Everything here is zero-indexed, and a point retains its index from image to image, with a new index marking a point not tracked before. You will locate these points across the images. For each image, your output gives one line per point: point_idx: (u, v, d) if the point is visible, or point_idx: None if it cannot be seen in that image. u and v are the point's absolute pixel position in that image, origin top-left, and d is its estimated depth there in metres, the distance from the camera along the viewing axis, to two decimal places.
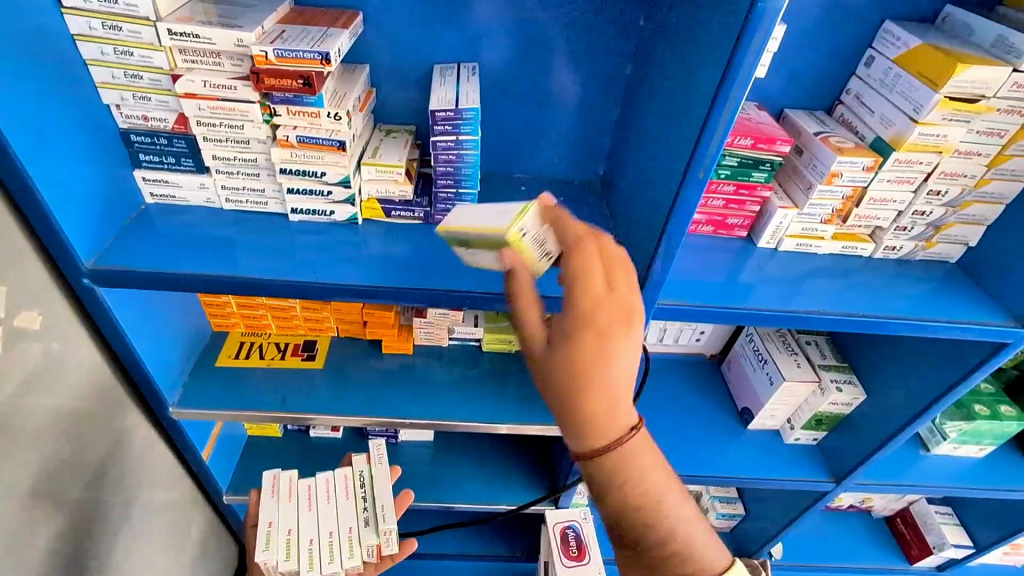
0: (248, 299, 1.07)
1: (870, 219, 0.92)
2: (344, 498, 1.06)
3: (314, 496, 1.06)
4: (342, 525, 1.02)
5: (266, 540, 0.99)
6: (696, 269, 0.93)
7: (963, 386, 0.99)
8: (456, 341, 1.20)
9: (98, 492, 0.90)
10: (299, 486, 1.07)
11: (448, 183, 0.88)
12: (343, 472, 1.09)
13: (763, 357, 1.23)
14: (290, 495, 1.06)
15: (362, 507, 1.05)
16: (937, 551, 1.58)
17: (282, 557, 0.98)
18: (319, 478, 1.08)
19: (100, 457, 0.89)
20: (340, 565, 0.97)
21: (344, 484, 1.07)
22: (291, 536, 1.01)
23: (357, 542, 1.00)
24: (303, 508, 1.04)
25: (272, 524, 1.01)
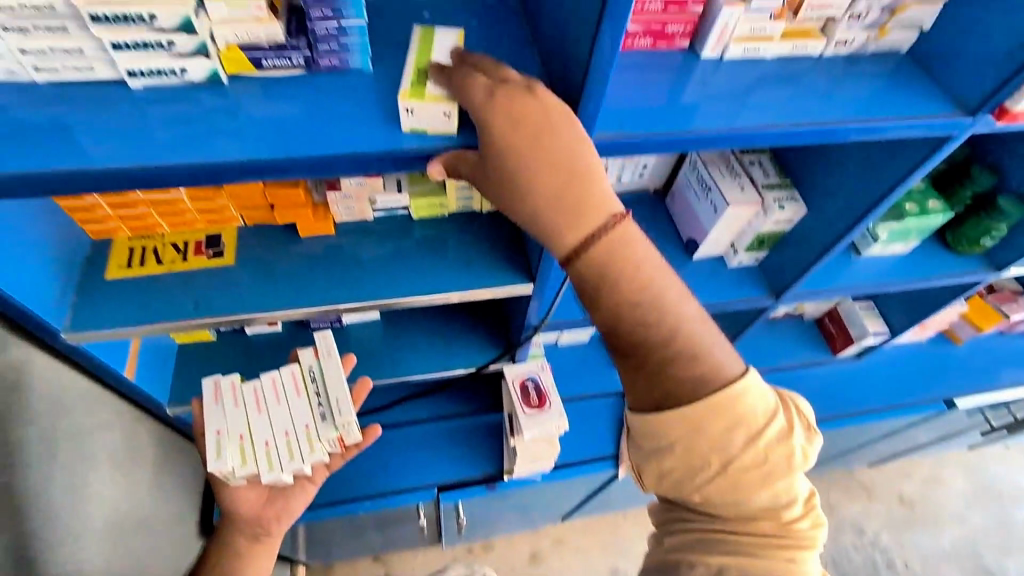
0: (121, 198, 0.88)
1: (823, 8, 0.82)
2: (296, 397, 1.01)
3: (263, 399, 1.01)
4: (298, 424, 1.00)
5: (217, 449, 0.96)
6: (636, 93, 0.81)
7: (901, 187, 0.98)
8: (382, 213, 1.08)
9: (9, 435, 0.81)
10: (243, 390, 1.02)
11: (325, 14, 0.69)
12: (291, 370, 1.03)
13: (707, 185, 1.17)
14: (235, 400, 1.01)
15: (316, 402, 1.01)
16: (858, 341, 1.76)
17: (238, 463, 0.96)
18: (264, 380, 1.02)
19: None
20: (302, 462, 0.97)
21: (293, 381, 1.03)
22: (244, 441, 0.97)
23: (316, 438, 0.98)
24: (251, 412, 1.00)
25: (221, 432, 0.97)
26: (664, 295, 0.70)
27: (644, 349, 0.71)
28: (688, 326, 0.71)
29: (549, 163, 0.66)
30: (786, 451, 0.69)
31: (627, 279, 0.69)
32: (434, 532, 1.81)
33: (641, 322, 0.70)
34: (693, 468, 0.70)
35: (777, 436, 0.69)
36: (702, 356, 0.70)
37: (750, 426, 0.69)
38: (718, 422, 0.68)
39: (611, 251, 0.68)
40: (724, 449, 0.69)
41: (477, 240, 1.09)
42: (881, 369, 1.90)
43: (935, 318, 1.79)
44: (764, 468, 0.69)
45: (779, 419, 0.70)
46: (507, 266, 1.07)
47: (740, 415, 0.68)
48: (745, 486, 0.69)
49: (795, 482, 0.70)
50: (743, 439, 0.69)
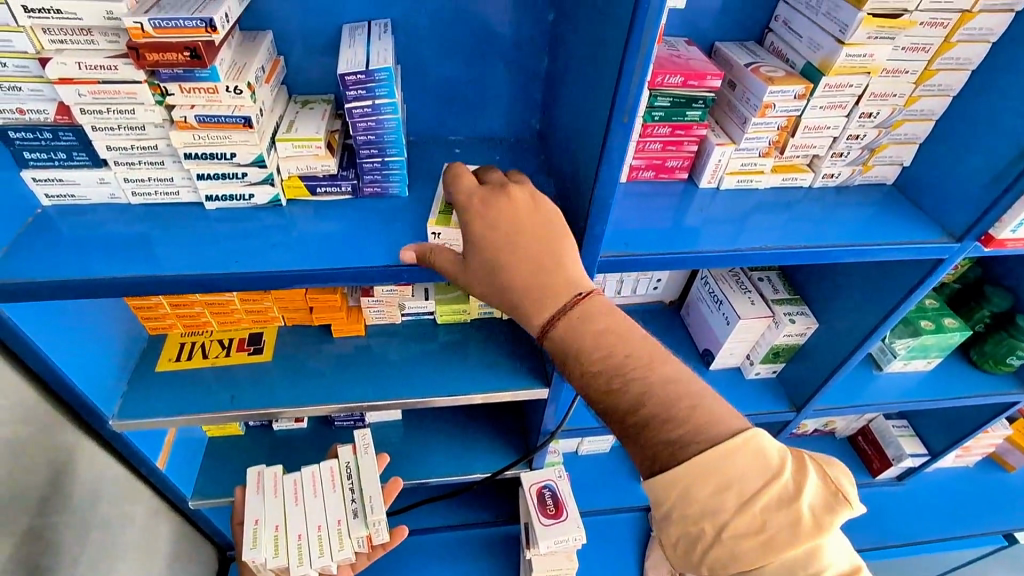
0: (181, 298, 1.00)
1: (807, 148, 0.92)
2: (331, 491, 1.03)
3: (301, 491, 1.03)
4: (330, 518, 1.01)
5: (253, 539, 0.97)
6: (641, 217, 0.91)
7: (905, 305, 1.01)
8: (410, 317, 1.16)
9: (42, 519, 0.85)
10: (284, 481, 1.05)
11: (372, 152, 0.84)
12: (328, 465, 1.06)
13: (718, 298, 1.23)
14: (276, 491, 1.03)
15: (349, 498, 1.03)
16: (896, 463, 1.67)
17: (270, 555, 0.96)
18: (304, 472, 1.05)
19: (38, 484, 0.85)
20: (330, 558, 0.97)
21: (330, 476, 1.05)
22: (279, 532, 0.99)
23: (346, 535, 0.99)
24: (289, 502, 1.02)
25: (258, 522, 0.99)
26: (631, 363, 0.62)
27: (618, 417, 0.62)
28: (660, 384, 0.60)
29: (515, 245, 0.68)
30: (792, 517, 0.54)
31: (590, 351, 0.64)
32: None
33: (608, 388, 0.62)
34: (690, 533, 0.57)
35: (779, 500, 0.55)
36: (679, 418, 0.58)
37: (743, 489, 0.55)
38: (703, 486, 0.56)
39: (573, 326, 0.65)
40: (715, 514, 0.56)
41: (496, 344, 1.15)
42: (928, 495, 1.76)
43: (978, 440, 1.70)
44: (765, 536, 0.54)
45: (784, 476, 0.55)
46: (524, 371, 1.11)
47: (728, 477, 0.55)
48: (748, 560, 0.54)
49: (819, 548, 0.53)
50: (735, 505, 0.55)
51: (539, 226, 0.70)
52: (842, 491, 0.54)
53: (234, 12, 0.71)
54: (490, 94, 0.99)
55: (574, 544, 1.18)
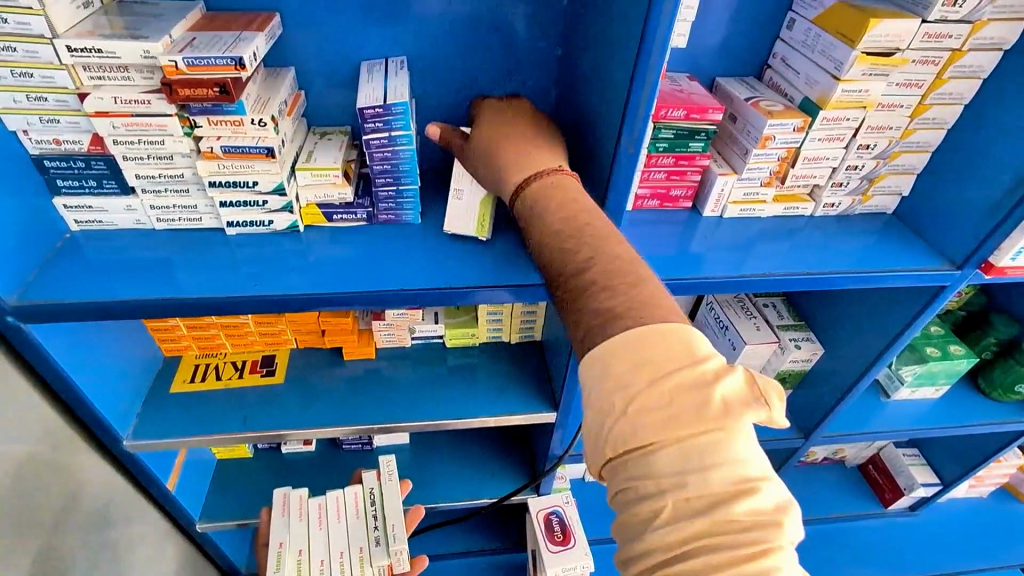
0: (198, 320, 1.02)
1: (807, 178, 0.94)
2: (355, 518, 1.03)
3: (325, 516, 1.04)
4: (352, 545, 1.00)
5: (277, 561, 0.97)
6: (646, 244, 0.93)
7: (910, 332, 1.02)
8: (419, 340, 1.18)
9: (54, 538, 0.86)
10: (309, 505, 1.06)
11: (387, 181, 0.87)
12: (353, 490, 1.06)
13: (724, 324, 1.24)
14: (302, 515, 1.04)
15: (373, 526, 1.02)
16: (908, 493, 1.64)
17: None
18: (328, 497, 1.06)
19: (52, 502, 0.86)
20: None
21: (355, 502, 1.05)
22: (302, 557, 0.98)
23: (368, 562, 0.97)
24: (313, 528, 1.03)
25: (282, 544, 0.99)
26: (586, 227, 0.64)
27: (563, 278, 0.62)
28: (616, 255, 0.60)
29: (514, 135, 0.80)
30: (700, 400, 0.50)
31: (552, 215, 0.67)
32: None
33: (560, 250, 0.64)
34: (601, 408, 0.53)
35: (696, 382, 0.51)
36: (619, 289, 0.57)
37: (658, 365, 0.51)
38: (621, 359, 0.53)
39: (542, 193, 0.70)
40: (626, 388, 0.52)
41: (504, 367, 1.17)
42: (943, 527, 1.73)
43: (991, 470, 1.67)
44: (670, 413, 0.51)
45: (706, 363, 0.52)
46: (532, 394, 1.12)
47: (648, 350, 0.52)
48: (649, 436, 0.51)
49: (725, 442, 0.50)
50: (648, 380, 0.52)
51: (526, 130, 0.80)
52: (763, 397, 0.50)
53: (262, 51, 0.76)
54: None
55: (583, 571, 1.17)
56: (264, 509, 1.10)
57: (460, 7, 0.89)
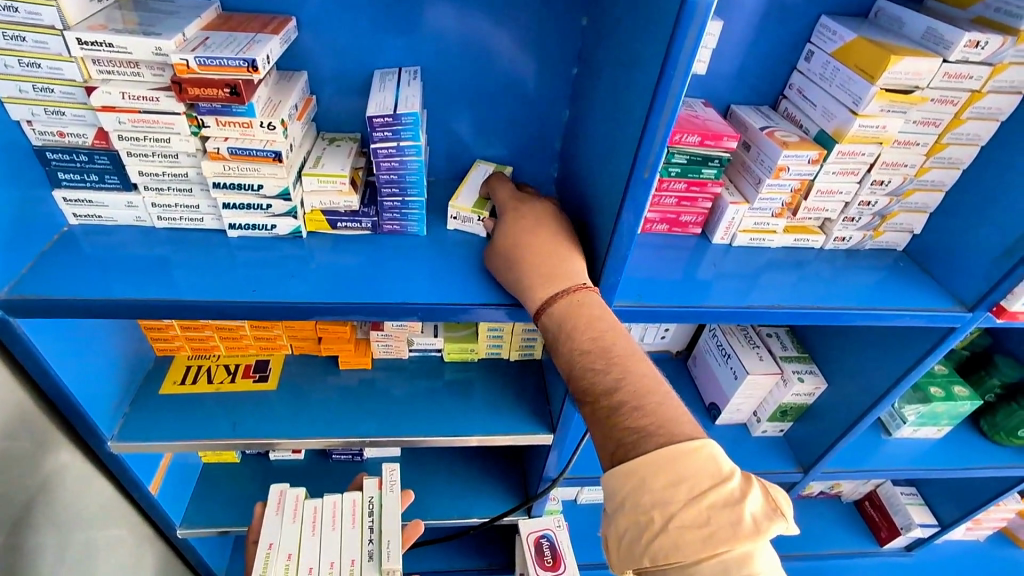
0: (191, 321, 1.00)
1: (819, 211, 0.93)
2: (350, 527, 0.95)
3: (319, 521, 0.96)
4: (343, 557, 0.90)
5: (264, 563, 0.89)
6: (654, 269, 0.92)
7: (917, 372, 1.00)
8: (417, 353, 1.16)
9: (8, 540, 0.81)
10: (306, 506, 0.98)
11: (393, 191, 0.86)
12: (351, 497, 0.98)
13: (726, 351, 1.24)
14: (295, 515, 0.97)
15: (367, 537, 0.93)
16: (905, 532, 1.62)
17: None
18: (326, 501, 0.98)
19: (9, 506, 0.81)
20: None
21: (352, 509, 0.97)
22: (290, 561, 0.90)
23: None
24: (306, 532, 0.94)
25: (272, 546, 0.91)
26: (614, 348, 0.69)
27: (593, 396, 0.67)
28: (637, 375, 0.66)
29: (534, 236, 0.81)
30: (734, 518, 0.54)
31: (581, 333, 0.71)
32: None
33: (591, 369, 0.68)
34: (641, 521, 0.58)
35: (726, 500, 0.55)
36: (649, 409, 0.62)
37: (694, 483, 0.56)
38: (659, 477, 0.57)
39: (569, 307, 0.73)
40: (665, 505, 0.56)
41: (501, 385, 1.15)
42: (938, 568, 1.70)
43: (989, 513, 1.65)
44: (707, 531, 0.54)
45: (732, 481, 0.56)
46: (528, 415, 1.10)
47: (683, 470, 0.56)
48: (685, 551, 0.55)
49: (754, 555, 0.53)
50: (685, 497, 0.56)
51: (546, 227, 0.82)
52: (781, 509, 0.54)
53: (275, 54, 0.75)
54: (510, 141, 1.02)
55: None
56: (259, 504, 1.03)
57: (477, 21, 0.88)
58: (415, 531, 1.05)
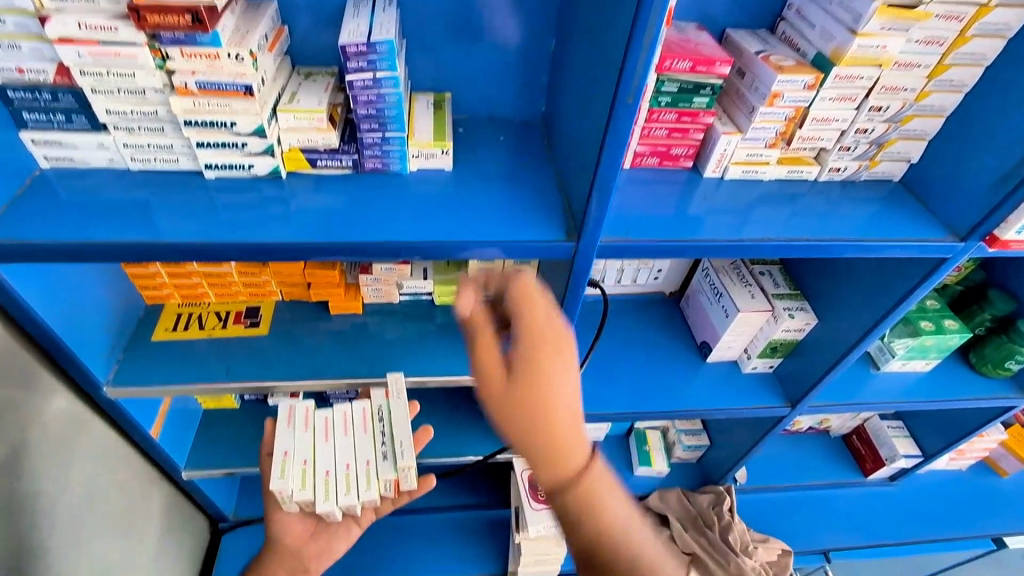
0: (179, 267, 1.00)
1: (814, 140, 0.91)
2: (362, 432, 1.05)
3: (331, 429, 1.05)
4: (359, 458, 1.02)
5: (282, 469, 0.98)
6: (644, 204, 0.90)
7: (905, 304, 1.00)
8: (408, 297, 1.16)
9: (16, 482, 0.83)
10: (316, 417, 1.07)
11: (372, 126, 0.83)
12: (361, 406, 1.07)
13: (719, 290, 1.25)
14: (307, 425, 1.05)
15: (380, 441, 1.04)
16: (889, 463, 1.67)
17: (297, 487, 0.98)
18: (335, 410, 1.07)
19: (10, 451, 0.82)
20: (355, 496, 0.98)
21: (362, 418, 1.06)
22: (307, 466, 1.00)
23: (373, 476, 1.00)
24: (319, 439, 1.03)
25: (288, 453, 1.00)
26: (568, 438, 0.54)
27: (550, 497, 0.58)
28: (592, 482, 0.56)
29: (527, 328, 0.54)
30: None
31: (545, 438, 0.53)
32: None
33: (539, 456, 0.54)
34: None
35: None
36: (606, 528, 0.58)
37: None
38: None
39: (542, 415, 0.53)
40: None
41: None
42: (919, 496, 1.78)
43: (972, 443, 1.70)
44: None
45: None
46: None
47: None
48: None
49: None
50: None
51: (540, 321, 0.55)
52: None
53: None
54: (496, 74, 0.97)
55: (564, 528, 1.21)
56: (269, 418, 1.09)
57: None
58: (426, 437, 1.10)
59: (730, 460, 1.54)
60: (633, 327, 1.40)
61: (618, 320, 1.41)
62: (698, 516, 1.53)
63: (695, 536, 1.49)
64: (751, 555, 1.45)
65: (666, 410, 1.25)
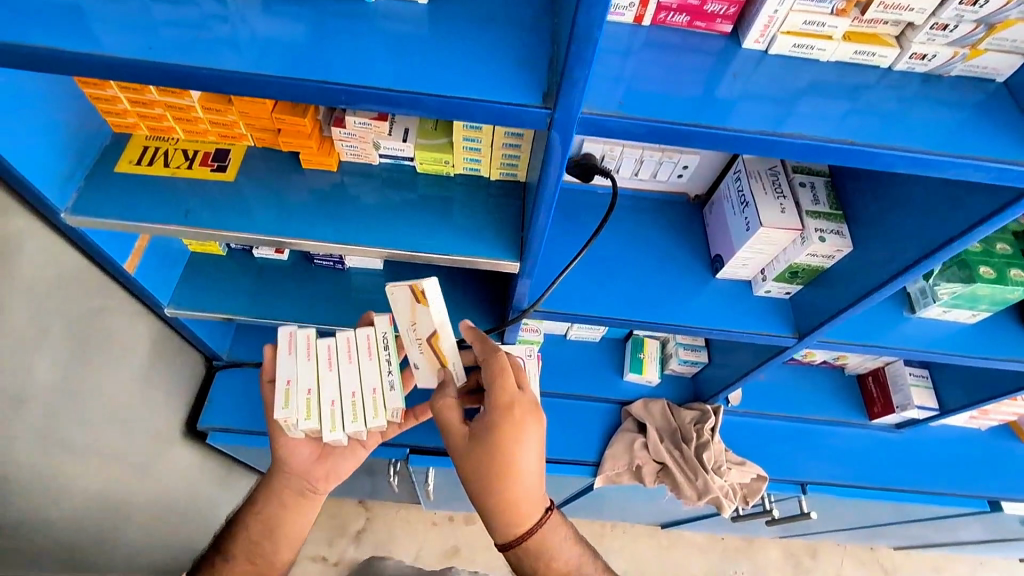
0: (138, 95, 0.91)
1: (899, 10, 0.70)
2: (367, 360, 0.98)
3: (335, 357, 0.99)
4: (365, 386, 0.97)
5: (286, 398, 0.97)
6: (655, 75, 0.73)
7: (961, 242, 0.82)
8: (388, 159, 1.05)
9: None
10: (318, 345, 1.00)
11: None
12: (365, 332, 1.00)
13: (745, 200, 1.08)
14: (308, 353, 1.00)
15: (386, 368, 0.98)
16: (899, 411, 1.56)
17: (303, 417, 0.96)
18: (338, 338, 1.00)
19: None
20: (363, 424, 0.96)
21: (366, 345, 1.00)
22: (311, 396, 0.97)
23: (381, 405, 0.96)
24: (322, 368, 0.99)
25: (291, 382, 0.97)
26: None
27: None
28: None
29: None
30: None
31: None
32: (407, 488, 1.86)
33: None
34: None
35: None
36: None
37: None
38: None
39: None
40: None
41: (478, 206, 1.05)
42: (922, 448, 1.69)
43: (1000, 406, 1.55)
44: None
45: None
46: (501, 239, 1.01)
47: None
48: None
49: None
50: None
51: None
52: None
53: None
54: None
55: None
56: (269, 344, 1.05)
57: None
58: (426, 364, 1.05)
59: (723, 381, 1.46)
60: (643, 229, 1.26)
61: (628, 219, 1.27)
62: (677, 430, 1.51)
63: (669, 448, 1.48)
64: (722, 475, 1.44)
65: (658, 322, 1.15)
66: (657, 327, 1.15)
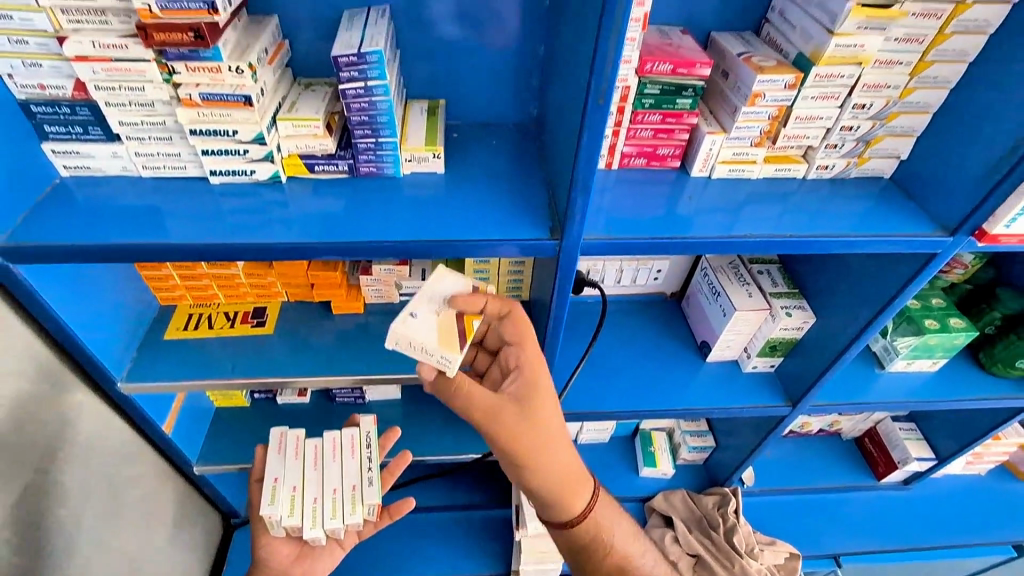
0: (190, 269, 1.04)
1: (799, 138, 0.93)
2: (350, 457, 1.05)
3: (320, 456, 1.05)
4: (345, 484, 1.02)
5: (271, 495, 0.99)
6: (632, 205, 0.92)
7: (900, 300, 1.00)
8: (407, 297, 1.20)
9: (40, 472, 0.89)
10: (305, 446, 1.07)
11: (366, 132, 0.87)
12: (350, 433, 1.09)
13: (716, 290, 1.26)
14: (296, 453, 1.06)
15: (367, 467, 1.04)
16: (902, 466, 1.64)
17: (285, 514, 0.98)
18: (325, 439, 1.08)
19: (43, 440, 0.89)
20: (341, 521, 0.97)
21: (350, 444, 1.07)
22: (295, 493, 1.00)
23: (359, 500, 1.00)
24: (308, 465, 1.04)
25: (277, 479, 1.01)
26: None
27: None
28: None
29: None
30: None
31: None
32: None
33: None
34: None
35: None
36: None
37: None
38: None
39: None
40: None
41: None
42: (934, 502, 1.74)
43: (989, 447, 1.66)
44: None
45: None
46: None
47: None
48: None
49: None
50: None
51: None
52: None
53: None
54: (490, 79, 1.02)
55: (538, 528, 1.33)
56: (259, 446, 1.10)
57: None
58: (403, 463, 1.11)
59: (733, 462, 1.52)
60: (634, 327, 1.42)
61: (618, 320, 1.43)
62: (703, 518, 1.53)
63: (699, 537, 1.49)
64: (756, 557, 1.45)
65: (666, 409, 1.26)
66: (666, 412, 1.26)
